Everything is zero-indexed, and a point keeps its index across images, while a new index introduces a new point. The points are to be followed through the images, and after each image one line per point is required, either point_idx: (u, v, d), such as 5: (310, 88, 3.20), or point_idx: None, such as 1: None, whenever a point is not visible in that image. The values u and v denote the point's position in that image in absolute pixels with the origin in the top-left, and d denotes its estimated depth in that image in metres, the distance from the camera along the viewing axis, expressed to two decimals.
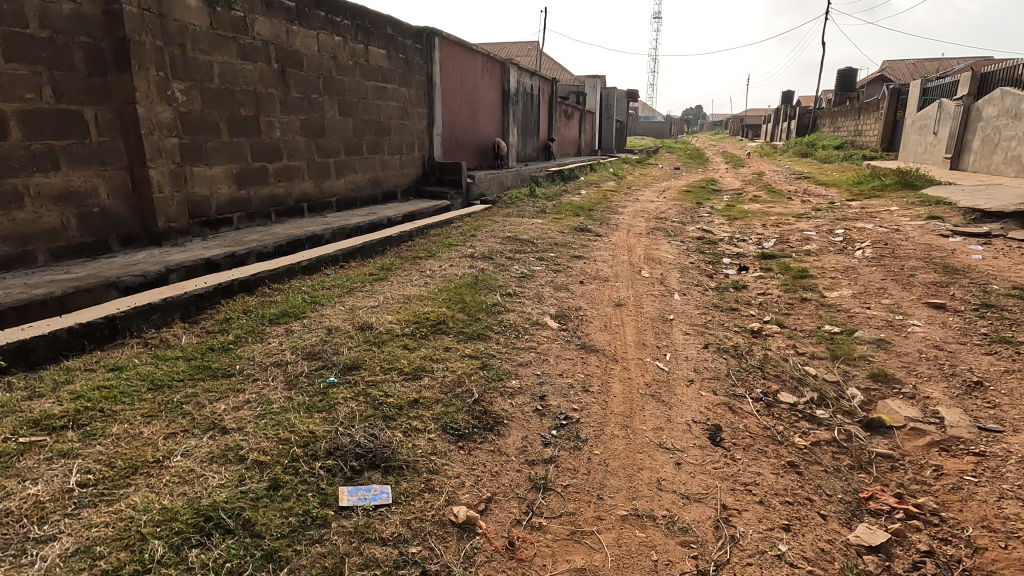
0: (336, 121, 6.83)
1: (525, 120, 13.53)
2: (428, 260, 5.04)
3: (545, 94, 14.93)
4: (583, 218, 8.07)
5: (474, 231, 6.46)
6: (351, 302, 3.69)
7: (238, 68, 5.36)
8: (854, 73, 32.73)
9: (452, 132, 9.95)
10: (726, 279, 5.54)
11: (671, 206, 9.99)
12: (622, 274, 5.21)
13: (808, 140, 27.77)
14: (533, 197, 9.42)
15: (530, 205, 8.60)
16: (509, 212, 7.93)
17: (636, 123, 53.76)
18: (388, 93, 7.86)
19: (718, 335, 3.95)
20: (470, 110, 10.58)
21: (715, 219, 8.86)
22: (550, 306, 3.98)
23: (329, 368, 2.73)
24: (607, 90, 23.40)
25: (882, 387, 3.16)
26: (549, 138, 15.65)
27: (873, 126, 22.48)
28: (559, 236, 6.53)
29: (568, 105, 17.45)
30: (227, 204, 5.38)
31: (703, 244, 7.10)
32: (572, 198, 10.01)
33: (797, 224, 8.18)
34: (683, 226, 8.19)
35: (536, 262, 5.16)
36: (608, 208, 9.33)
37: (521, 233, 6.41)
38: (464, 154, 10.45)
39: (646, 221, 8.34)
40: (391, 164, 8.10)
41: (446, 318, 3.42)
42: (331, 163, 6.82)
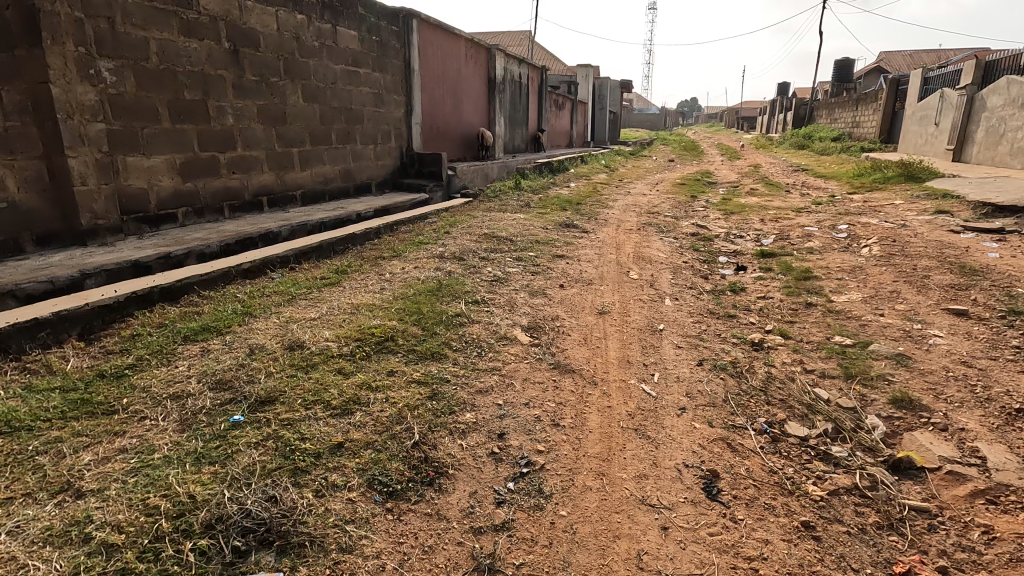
0: (299, 107, 6.28)
1: (513, 110, 12.97)
2: (392, 261, 4.52)
3: (535, 83, 14.36)
4: (570, 213, 7.56)
5: (449, 227, 5.94)
6: (289, 314, 3.18)
7: (181, 47, 4.81)
8: (851, 63, 32.22)
9: (432, 121, 9.39)
10: (722, 280, 5.05)
11: (664, 200, 9.49)
12: (608, 275, 4.72)
13: (804, 132, 27.28)
14: (518, 190, 8.90)
15: (514, 199, 8.08)
16: (491, 206, 7.41)
17: (630, 115, 53.14)
18: (359, 78, 7.31)
19: (714, 348, 3.46)
20: (453, 98, 10.02)
21: (710, 213, 8.37)
22: (522, 316, 3.48)
23: (236, 403, 2.21)
24: (600, 80, 22.80)
25: (907, 416, 2.68)
26: (539, 129, 15.10)
27: (872, 117, 22.00)
28: (541, 232, 6.02)
29: (559, 95, 16.88)
30: (170, 198, 4.84)
31: (697, 241, 6.60)
32: (560, 191, 9.49)
33: (798, 219, 7.70)
34: (676, 221, 7.69)
35: (512, 263, 4.65)
36: (598, 202, 8.81)
37: (500, 229, 5.89)
38: (446, 145, 9.89)
39: (637, 216, 7.83)
40: (364, 155, 7.55)
41: (395, 334, 2.91)
42: (295, 153, 6.27)
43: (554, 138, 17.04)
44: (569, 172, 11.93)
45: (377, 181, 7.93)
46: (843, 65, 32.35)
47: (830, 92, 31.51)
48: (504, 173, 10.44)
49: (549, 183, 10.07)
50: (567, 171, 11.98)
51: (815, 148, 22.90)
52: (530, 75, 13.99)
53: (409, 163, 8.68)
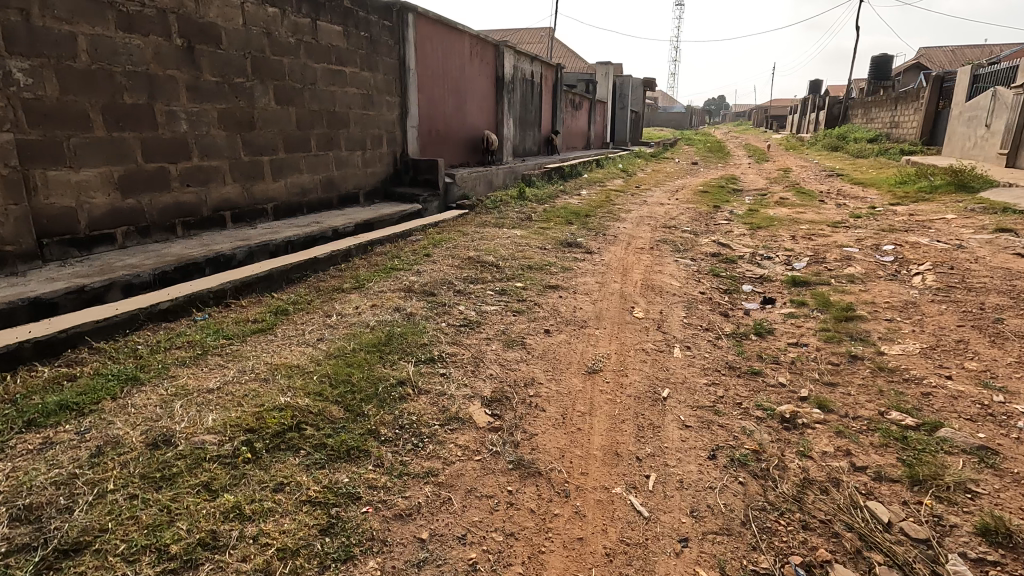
0: (271, 111, 5.66)
1: (524, 111, 12.24)
2: (350, 294, 3.86)
3: (548, 82, 13.60)
4: (576, 228, 6.81)
5: (433, 247, 5.25)
6: (187, 379, 2.52)
7: (119, 43, 4.22)
8: (889, 60, 30.60)
9: (431, 125, 8.73)
10: (745, 319, 4.26)
11: (683, 210, 8.65)
12: (608, 313, 3.97)
13: (838, 133, 25.90)
14: (522, 200, 8.17)
15: (515, 211, 7.36)
16: (487, 220, 6.71)
17: (654, 114, 51.89)
18: (344, 78, 6.67)
19: (730, 427, 2.70)
20: (455, 100, 9.33)
21: (734, 227, 7.52)
22: (487, 380, 2.77)
23: (26, 551, 1.55)
24: (621, 77, 21.84)
25: (1007, 560, 1.89)
26: (553, 130, 14.33)
27: (912, 117, 20.63)
28: (537, 254, 5.29)
29: (575, 95, 16.07)
30: (105, 216, 4.25)
31: (718, 264, 5.80)
32: (569, 200, 8.73)
33: (835, 237, 6.81)
34: (695, 238, 6.88)
35: (493, 297, 3.94)
36: (609, 213, 8.03)
37: (490, 250, 5.18)
38: (446, 150, 9.22)
39: (651, 231, 7.04)
40: (349, 162, 6.92)
41: (305, 417, 2.23)
42: (265, 162, 5.66)
43: (570, 140, 16.24)
44: (582, 177, 11.14)
45: (365, 190, 7.29)
46: (880, 61, 30.74)
47: (867, 90, 29.95)
48: (509, 179, 9.72)
49: (558, 190, 9.31)
50: (579, 177, 11.18)
51: (850, 150, 21.60)
52: (544, 74, 13.23)
53: (403, 170, 8.02)
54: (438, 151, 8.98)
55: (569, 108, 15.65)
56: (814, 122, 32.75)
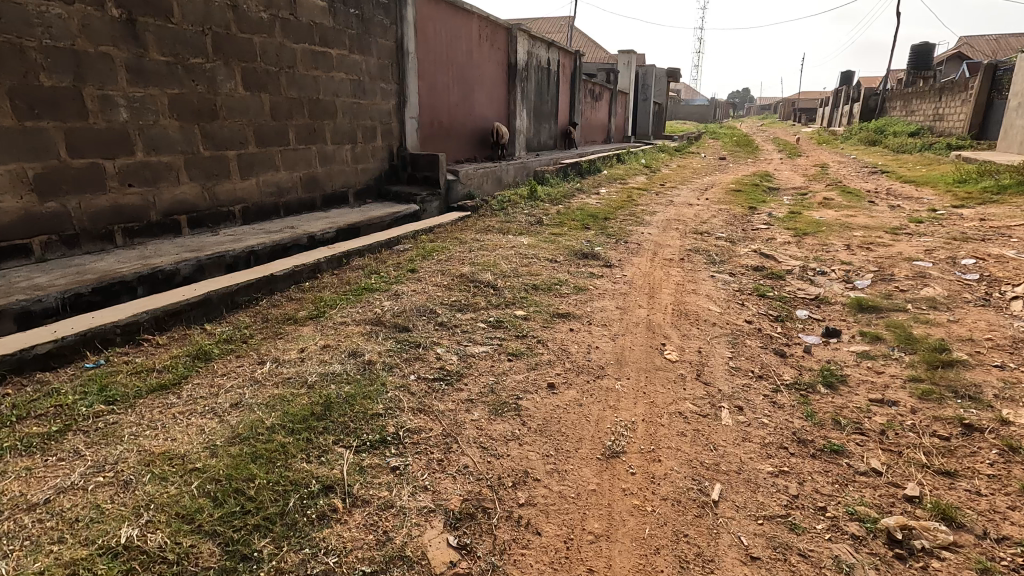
0: (238, 98, 4.88)
1: (539, 101, 11.32)
2: (302, 328, 3.04)
3: (566, 70, 12.64)
4: (593, 235, 5.90)
5: (421, 260, 4.41)
6: (13, 480, 1.72)
7: (33, 12, 3.45)
8: (929, 49, 28.86)
9: (434, 115, 7.89)
10: (808, 361, 3.35)
11: (715, 212, 7.68)
12: (632, 354, 3.09)
13: (875, 126, 24.42)
14: (533, 200, 7.29)
15: (524, 213, 6.48)
16: (490, 224, 5.84)
17: (677, 107, 50.39)
18: (329, 61, 5.86)
19: (817, 558, 1.80)
20: (461, 88, 8.47)
21: (776, 233, 6.54)
22: (459, 478, 1.91)
23: None
24: (644, 68, 20.70)
25: None
26: (571, 122, 13.38)
27: (959, 109, 19.18)
28: (546, 269, 4.41)
29: (595, 85, 15.08)
30: (16, 224, 3.50)
31: (762, 281, 4.87)
32: (586, 200, 7.82)
33: (898, 247, 5.80)
34: (732, 245, 5.93)
35: (486, 333, 3.09)
36: (631, 215, 7.10)
37: (489, 264, 4.32)
38: (451, 144, 8.37)
39: (681, 237, 6.11)
40: (335, 156, 6.11)
41: (151, 568, 1.40)
42: (231, 156, 4.88)
43: (589, 133, 15.24)
44: (601, 174, 10.20)
45: (356, 188, 6.49)
46: (921, 51, 29.04)
47: (906, 81, 28.29)
48: (520, 177, 8.84)
49: (574, 189, 8.39)
50: (598, 173, 10.24)
51: (890, 144, 20.19)
52: (562, 61, 12.29)
53: (401, 166, 7.20)
54: (442, 145, 8.13)
55: (588, 99, 14.67)
56: (848, 115, 31.13)
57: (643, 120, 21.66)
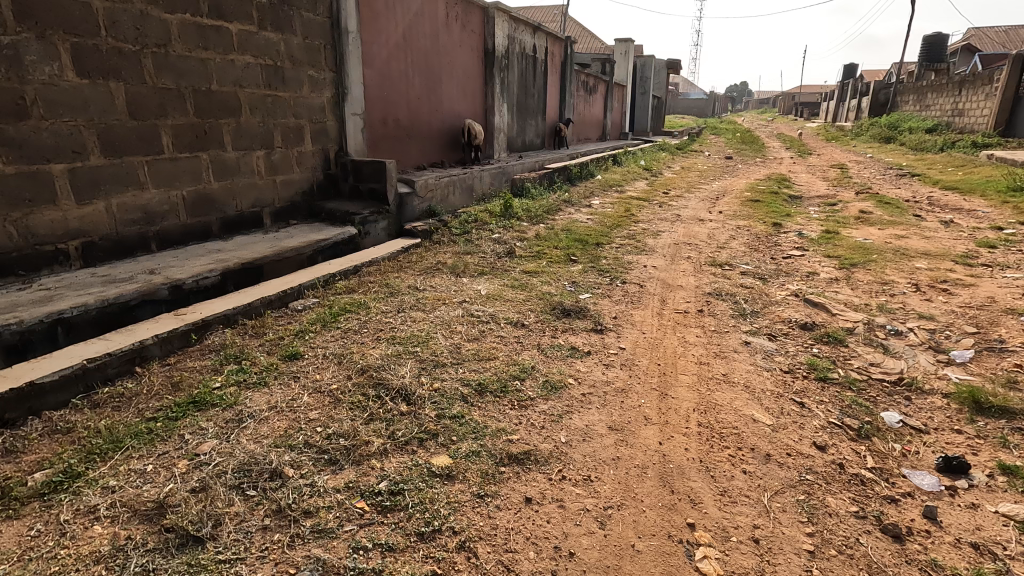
0: (67, 88, 3.41)
1: (522, 94, 9.82)
2: (7, 528, 1.59)
3: (555, 59, 11.13)
4: (581, 272, 4.46)
5: (318, 331, 2.96)
6: None
7: None
8: (942, 40, 27.46)
9: (387, 111, 6.39)
10: (944, 550, 1.91)
11: (733, 231, 6.25)
12: (636, 567, 1.66)
13: (887, 121, 23.00)
14: (507, 217, 5.83)
15: (493, 240, 5.03)
16: (442, 258, 4.39)
17: (675, 102, 48.97)
18: (226, 39, 4.38)
19: None
20: (423, 78, 6.98)
21: (815, 264, 5.11)
22: None
23: None
24: (642, 58, 19.18)
25: None
26: (561, 118, 11.88)
27: (983, 103, 17.77)
28: (505, 344, 2.97)
29: (589, 77, 13.58)
30: None
31: (817, 351, 3.44)
32: (574, 217, 6.37)
33: (984, 288, 4.38)
34: (764, 285, 4.49)
35: (362, 530, 1.64)
36: (631, 238, 5.66)
37: (418, 340, 2.87)
38: (410, 146, 6.87)
39: (695, 274, 4.67)
40: (240, 168, 4.63)
41: None
42: (58, 172, 3.42)
43: (582, 130, 13.73)
44: (593, 181, 8.73)
45: (274, 207, 5.02)
46: (933, 42, 27.60)
47: (917, 74, 26.87)
48: (489, 188, 7.33)
49: (559, 201, 6.93)
50: (589, 179, 8.77)
51: (907, 142, 18.80)
52: (549, 48, 10.76)
53: (340, 176, 5.73)
54: (398, 146, 6.63)
55: (581, 92, 13.15)
56: (855, 110, 29.71)
57: (641, 115, 20.15)
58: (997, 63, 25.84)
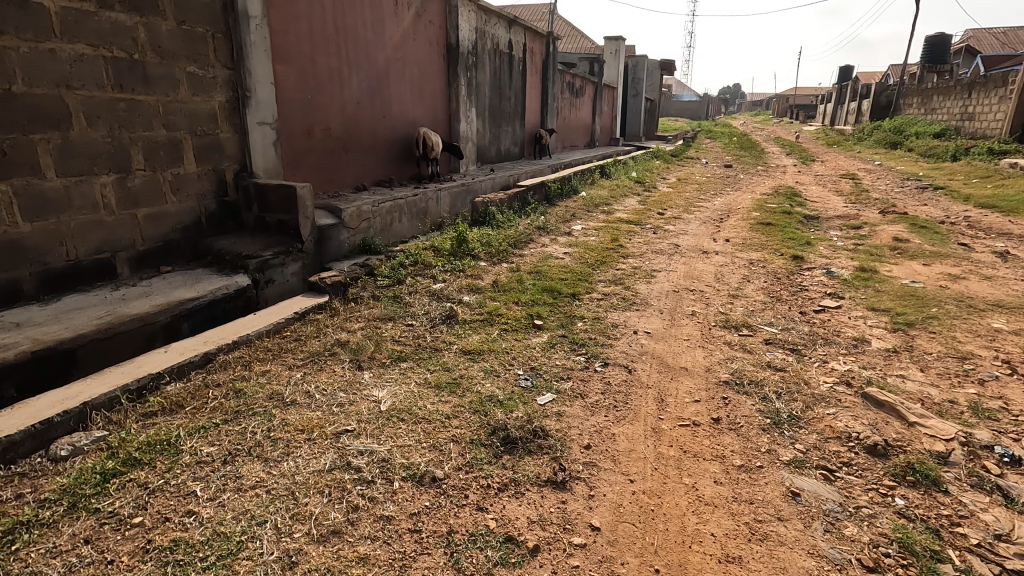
0: None
1: (495, 97, 8.54)
2: None
3: (534, 58, 9.87)
4: (545, 348, 3.21)
5: (55, 523, 1.67)
6: None
7: None
8: (945, 40, 26.49)
9: (311, 118, 5.10)
10: None
11: (745, 270, 5.02)
12: None
13: (892, 125, 21.91)
14: (459, 256, 4.55)
15: (433, 295, 3.75)
16: (349, 332, 3.12)
17: (669, 104, 47.98)
18: (39, 20, 3.08)
19: None
20: (363, 78, 5.69)
21: (860, 325, 3.87)
22: None
23: None
24: (634, 59, 17.99)
25: None
26: (543, 125, 10.62)
27: (998, 106, 16.67)
28: (387, 541, 1.69)
29: (575, 78, 12.32)
30: None
31: (904, 506, 2.18)
32: (547, 253, 5.11)
33: None
34: (800, 366, 3.23)
35: None
36: (618, 284, 4.40)
37: (222, 549, 1.58)
38: (345, 160, 5.59)
39: (703, 347, 3.42)
40: (72, 200, 3.33)
41: None
42: None
43: (568, 137, 12.46)
44: (576, 199, 7.47)
45: (137, 250, 3.73)
46: (936, 43, 26.66)
47: (920, 77, 25.89)
48: (438, 215, 6.02)
49: (531, 229, 5.66)
50: (571, 198, 7.51)
51: (916, 148, 17.72)
52: (528, 45, 9.49)
53: (243, 204, 4.44)
54: (327, 162, 5.35)
55: (567, 95, 11.90)
56: (854, 113, 28.70)
57: (633, 120, 18.95)
58: (1002, 65, 24.87)
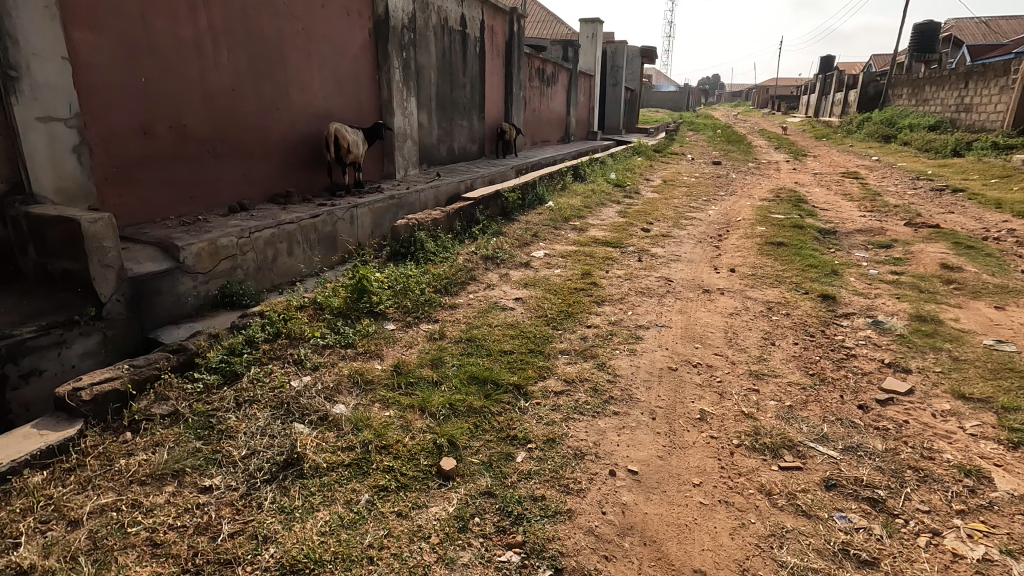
0: None
1: (443, 85, 7.01)
2: None
3: (495, 38, 8.36)
4: (451, 534, 1.77)
5: None
6: None
7: None
8: (933, 29, 25.62)
9: (150, 111, 3.55)
10: None
11: (765, 323, 3.65)
12: None
13: (883, 117, 20.88)
14: (354, 318, 3.08)
15: (282, 406, 2.28)
16: (70, 525, 1.64)
17: (650, 95, 46.78)
18: None
19: None
20: (242, 55, 4.14)
21: (957, 435, 2.51)
22: None
23: None
24: (614, 44, 16.58)
25: None
26: (507, 118, 9.12)
27: (999, 97, 15.66)
28: None
29: (547, 64, 10.83)
30: None
31: None
32: (492, 301, 3.67)
33: None
34: (899, 552, 1.85)
35: None
36: (589, 361, 2.98)
37: None
38: (214, 170, 4.04)
39: (729, 506, 2.02)
40: None
41: None
42: None
43: (539, 131, 10.99)
44: (542, 213, 6.02)
45: None
46: (924, 32, 25.71)
47: (908, 67, 24.96)
48: (351, 239, 4.54)
49: (474, 264, 4.20)
50: (535, 211, 6.05)
51: (911, 142, 16.65)
52: (485, 23, 7.97)
53: (17, 245, 2.91)
54: (181, 174, 3.80)
55: (536, 83, 10.40)
56: (840, 104, 27.72)
57: (612, 112, 17.52)
58: (992, 54, 24.07)
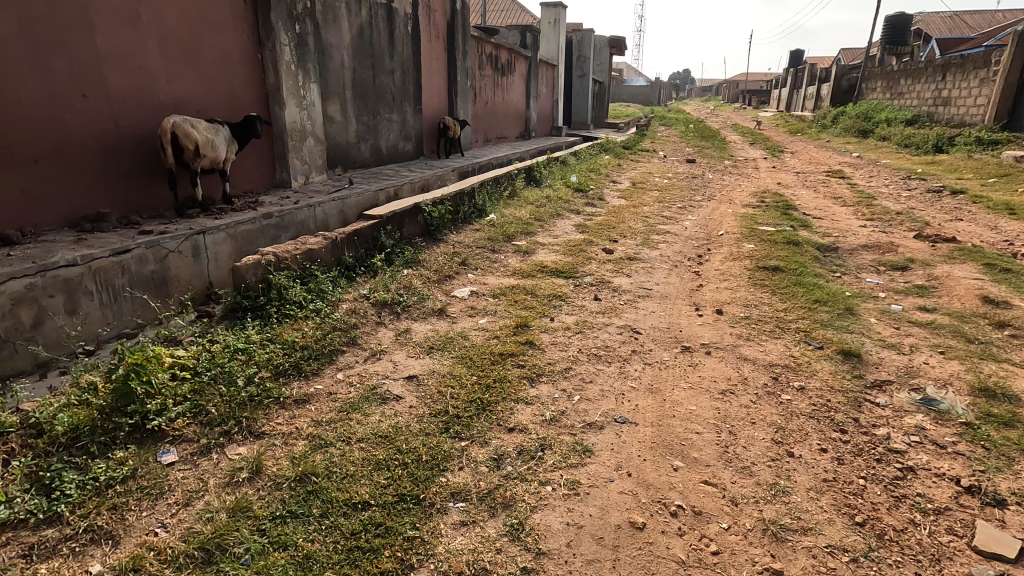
0: None
1: (359, 70, 5.71)
2: None
3: (432, 17, 7.09)
4: None
5: None
6: None
7: None
8: (903, 21, 25.24)
9: None
10: None
11: (773, 408, 2.50)
12: None
13: (858, 111, 20.26)
14: (102, 449, 1.81)
15: None
16: None
17: (621, 90, 45.98)
18: None
19: None
20: (7, 15, 2.80)
21: None
22: None
23: None
24: (580, 33, 15.44)
25: None
26: (451, 112, 7.86)
27: (977, 90, 15.07)
28: None
29: (501, 51, 9.60)
30: None
31: None
32: (369, 385, 2.44)
33: None
34: None
35: None
36: (498, 517, 1.77)
37: None
38: None
39: None
40: None
41: None
42: None
43: (494, 128, 9.75)
44: (478, 231, 4.79)
45: None
46: (895, 23, 25.21)
47: (880, 59, 24.42)
48: (197, 280, 3.28)
49: (360, 318, 2.95)
50: (470, 229, 4.81)
51: (890, 137, 15.95)
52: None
53: None
54: None
55: (488, 72, 9.15)
56: (812, 98, 27.12)
57: (579, 105, 16.36)
58: (962, 46, 23.78)
